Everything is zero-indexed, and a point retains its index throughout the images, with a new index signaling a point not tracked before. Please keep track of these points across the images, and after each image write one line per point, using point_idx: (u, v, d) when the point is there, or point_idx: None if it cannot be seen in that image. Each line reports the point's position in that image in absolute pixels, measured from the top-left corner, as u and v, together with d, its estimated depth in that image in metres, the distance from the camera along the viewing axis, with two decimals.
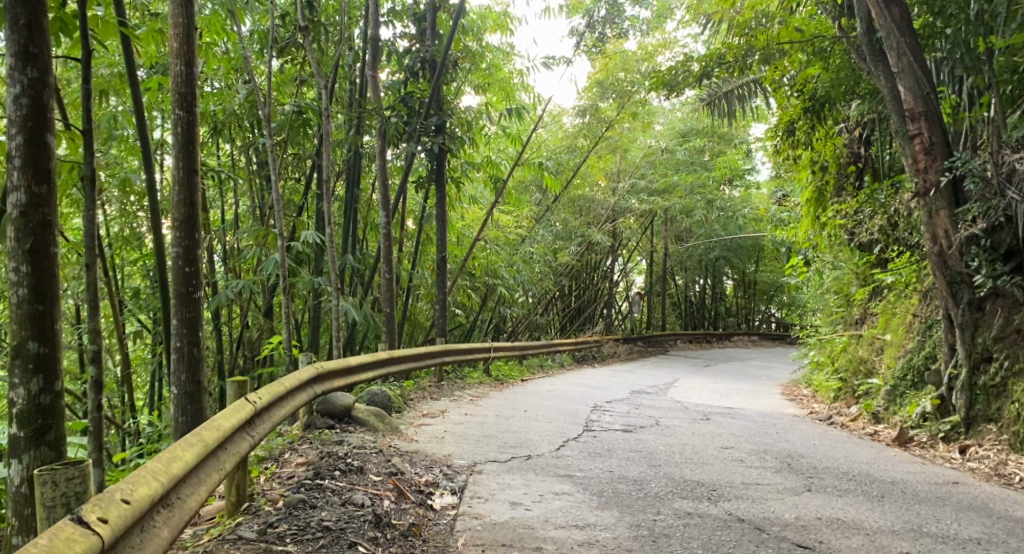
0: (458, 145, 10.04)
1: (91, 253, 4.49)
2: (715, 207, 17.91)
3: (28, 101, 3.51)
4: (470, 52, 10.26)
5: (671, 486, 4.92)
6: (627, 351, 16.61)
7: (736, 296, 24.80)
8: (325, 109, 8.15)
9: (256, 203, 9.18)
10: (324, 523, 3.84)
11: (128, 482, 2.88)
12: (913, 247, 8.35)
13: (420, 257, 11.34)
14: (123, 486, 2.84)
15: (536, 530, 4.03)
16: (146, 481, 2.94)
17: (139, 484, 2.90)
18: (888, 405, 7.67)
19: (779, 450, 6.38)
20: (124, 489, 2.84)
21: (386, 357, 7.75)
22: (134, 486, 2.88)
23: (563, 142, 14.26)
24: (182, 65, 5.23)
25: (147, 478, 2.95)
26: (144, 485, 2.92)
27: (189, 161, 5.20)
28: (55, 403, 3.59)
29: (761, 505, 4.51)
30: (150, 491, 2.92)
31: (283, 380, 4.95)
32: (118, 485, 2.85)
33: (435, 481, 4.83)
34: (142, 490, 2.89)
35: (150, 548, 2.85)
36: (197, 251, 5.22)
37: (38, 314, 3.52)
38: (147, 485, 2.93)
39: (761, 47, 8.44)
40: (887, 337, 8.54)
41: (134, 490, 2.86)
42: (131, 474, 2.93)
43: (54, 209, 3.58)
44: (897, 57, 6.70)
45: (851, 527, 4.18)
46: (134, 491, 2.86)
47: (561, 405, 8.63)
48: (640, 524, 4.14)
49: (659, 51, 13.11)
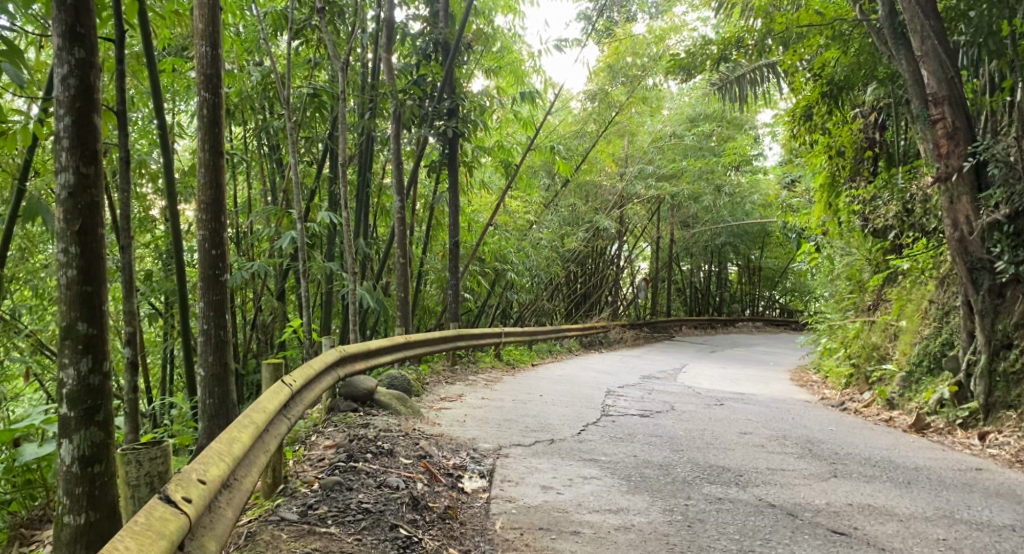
0: (471, 128, 10.02)
1: (125, 235, 4.48)
2: (723, 193, 17.87)
3: (76, 81, 3.50)
4: (482, 33, 10.15)
5: (697, 471, 4.94)
6: (634, 337, 16.63)
7: (740, 282, 24.90)
8: (341, 90, 8.08)
9: (270, 186, 9.14)
10: (364, 505, 3.86)
11: (200, 462, 2.91)
12: (930, 233, 8.34)
13: (430, 241, 11.35)
14: (197, 466, 2.87)
15: (571, 514, 4.05)
16: (216, 462, 2.97)
17: (210, 464, 2.94)
18: (903, 391, 7.69)
19: (798, 436, 6.40)
20: (199, 469, 2.87)
21: (403, 340, 7.76)
22: (206, 467, 2.91)
23: (574, 127, 14.17)
24: (208, 46, 5.21)
25: (215, 459, 2.98)
26: (215, 465, 2.95)
27: (215, 142, 5.18)
28: (103, 384, 3.60)
29: (792, 491, 4.53)
30: (220, 471, 2.95)
31: (310, 363, 4.96)
32: (192, 465, 2.88)
33: (463, 464, 4.85)
34: (213, 471, 2.92)
35: (222, 527, 2.88)
36: (224, 234, 5.22)
37: (87, 295, 3.52)
38: (217, 465, 2.96)
39: (780, 30, 8.23)
40: (901, 323, 8.56)
41: (207, 470, 2.89)
42: (201, 455, 2.96)
43: (101, 190, 3.58)
44: (921, 40, 6.66)
45: (884, 513, 4.20)
46: (207, 471, 2.90)
47: (576, 390, 8.66)
48: (674, 509, 4.16)
49: (669, 34, 13.00)
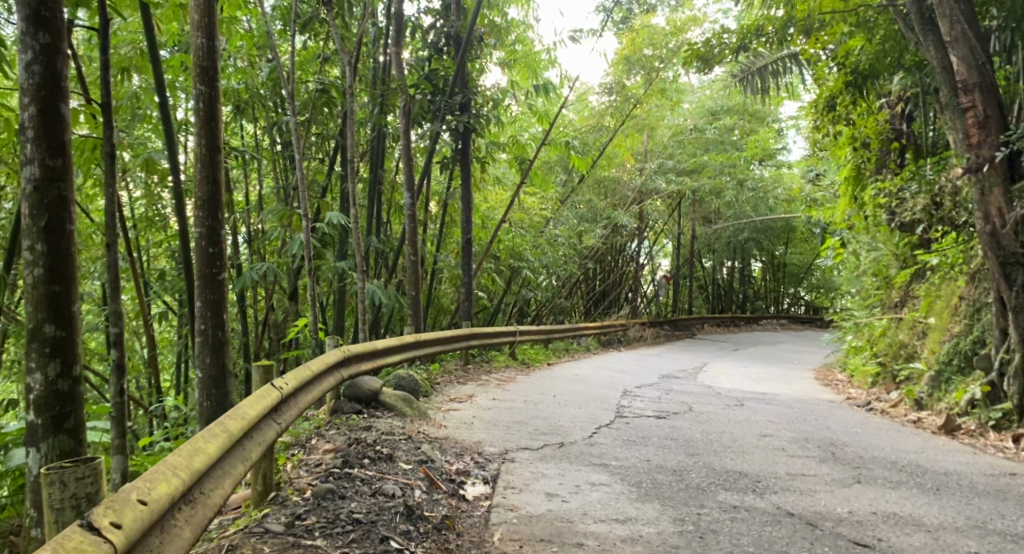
0: (484, 123, 9.80)
1: (111, 232, 4.31)
2: (746, 188, 17.50)
3: (41, 68, 3.41)
4: (496, 27, 9.92)
5: (712, 477, 4.70)
6: (654, 335, 16.37)
7: (765, 279, 24.56)
8: (350, 86, 7.73)
9: (281, 185, 8.94)
10: (354, 516, 3.68)
11: (145, 480, 2.73)
12: (960, 227, 8.00)
13: (444, 239, 11.15)
14: (140, 485, 2.69)
15: (575, 524, 3.83)
16: (166, 478, 2.79)
17: (157, 481, 2.75)
18: (932, 390, 7.39)
19: (821, 439, 6.12)
20: (141, 489, 2.68)
21: (412, 340, 7.53)
22: (152, 484, 2.73)
23: (591, 121, 13.94)
24: (204, 38, 4.97)
25: (166, 475, 2.80)
26: (163, 482, 2.77)
27: (212, 138, 4.95)
28: (73, 389, 3.51)
29: (812, 499, 4.27)
30: (169, 489, 2.77)
31: (309, 364, 4.74)
32: (135, 483, 2.69)
33: (466, 469, 4.64)
34: (160, 489, 2.74)
35: (171, 549, 2.71)
36: (222, 232, 4.98)
37: (54, 295, 3.43)
38: (166, 482, 2.78)
39: (801, 18, 7.94)
40: (930, 320, 8.23)
41: (152, 488, 2.71)
42: (150, 471, 2.78)
43: (69, 184, 3.48)
44: (950, 25, 6.35)
45: (911, 524, 3.93)
46: (153, 489, 2.71)
47: (592, 390, 8.43)
48: (685, 518, 3.92)
49: (688, 25, 12.73)
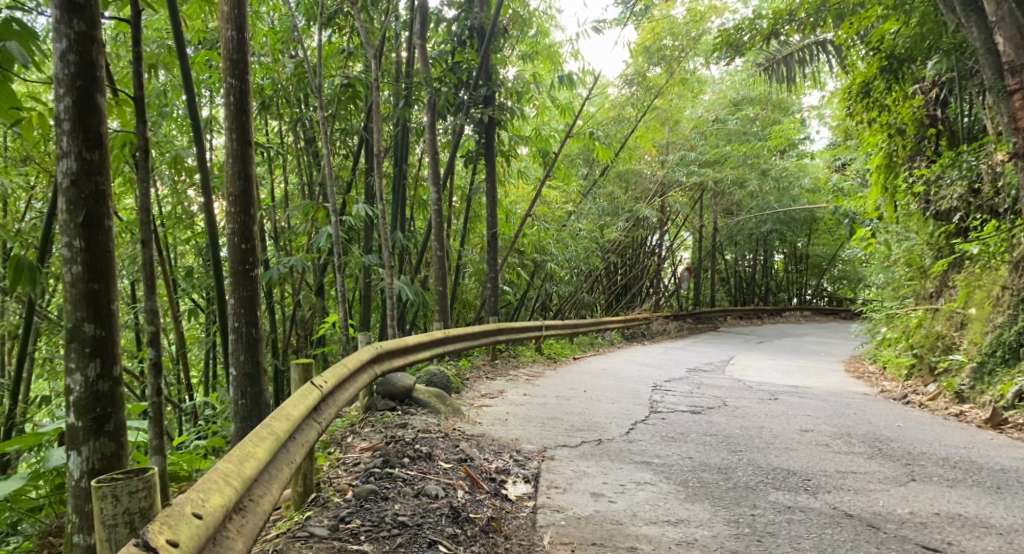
0: (508, 115, 9.60)
1: (146, 231, 4.20)
2: (769, 177, 17.22)
3: (76, 58, 3.29)
4: (518, 17, 9.69)
5: (760, 474, 4.54)
6: (677, 329, 16.16)
7: (787, 270, 24.26)
8: (373, 80, 7.53)
9: (305, 180, 8.80)
10: (400, 518, 3.56)
11: (199, 491, 2.63)
12: (1003, 214, 7.77)
13: (467, 233, 10.99)
14: (192, 497, 2.59)
15: (626, 526, 3.69)
16: (219, 487, 2.69)
17: (211, 492, 2.65)
18: (974, 383, 7.19)
19: (865, 433, 5.93)
20: (195, 501, 2.58)
21: (441, 335, 7.39)
22: (205, 496, 2.63)
23: (611, 112, 13.73)
24: (233, 30, 4.82)
25: (218, 485, 2.70)
26: (217, 492, 2.67)
27: (243, 132, 4.82)
28: (113, 390, 3.40)
29: (869, 498, 4.11)
30: (223, 499, 2.67)
31: (344, 361, 4.61)
32: (188, 495, 2.59)
33: (506, 468, 4.49)
34: (214, 500, 2.64)
35: None
36: (255, 228, 4.84)
37: (93, 292, 3.32)
38: (220, 492, 2.68)
39: (835, 2, 7.91)
40: (970, 311, 8.01)
41: (206, 500, 2.61)
42: (203, 480, 2.68)
43: (107, 177, 3.36)
44: (997, 5, 6.14)
45: (979, 526, 3.77)
46: (206, 501, 2.61)
47: (623, 385, 8.27)
48: (740, 519, 3.77)
49: (709, 14, 12.45)
